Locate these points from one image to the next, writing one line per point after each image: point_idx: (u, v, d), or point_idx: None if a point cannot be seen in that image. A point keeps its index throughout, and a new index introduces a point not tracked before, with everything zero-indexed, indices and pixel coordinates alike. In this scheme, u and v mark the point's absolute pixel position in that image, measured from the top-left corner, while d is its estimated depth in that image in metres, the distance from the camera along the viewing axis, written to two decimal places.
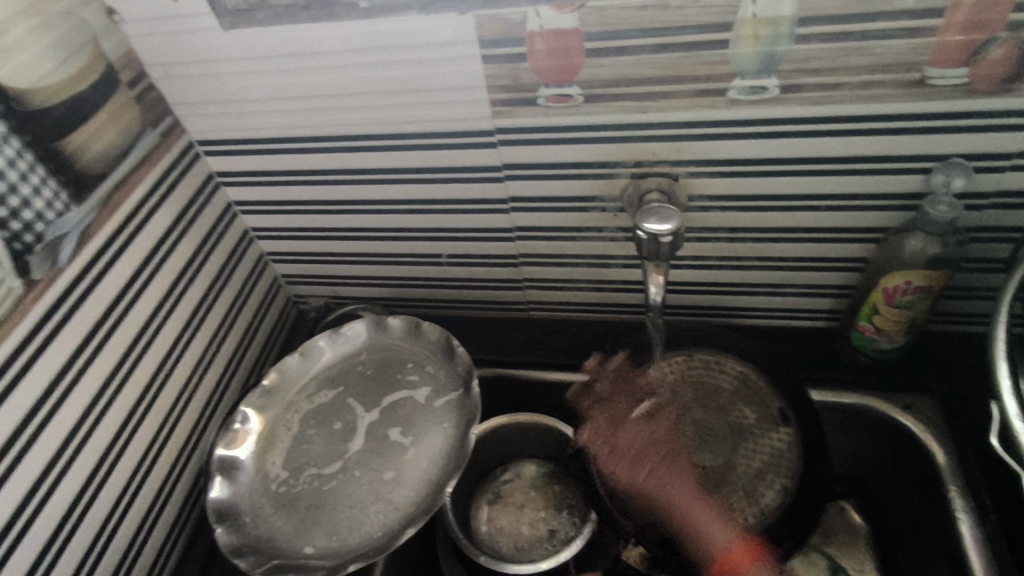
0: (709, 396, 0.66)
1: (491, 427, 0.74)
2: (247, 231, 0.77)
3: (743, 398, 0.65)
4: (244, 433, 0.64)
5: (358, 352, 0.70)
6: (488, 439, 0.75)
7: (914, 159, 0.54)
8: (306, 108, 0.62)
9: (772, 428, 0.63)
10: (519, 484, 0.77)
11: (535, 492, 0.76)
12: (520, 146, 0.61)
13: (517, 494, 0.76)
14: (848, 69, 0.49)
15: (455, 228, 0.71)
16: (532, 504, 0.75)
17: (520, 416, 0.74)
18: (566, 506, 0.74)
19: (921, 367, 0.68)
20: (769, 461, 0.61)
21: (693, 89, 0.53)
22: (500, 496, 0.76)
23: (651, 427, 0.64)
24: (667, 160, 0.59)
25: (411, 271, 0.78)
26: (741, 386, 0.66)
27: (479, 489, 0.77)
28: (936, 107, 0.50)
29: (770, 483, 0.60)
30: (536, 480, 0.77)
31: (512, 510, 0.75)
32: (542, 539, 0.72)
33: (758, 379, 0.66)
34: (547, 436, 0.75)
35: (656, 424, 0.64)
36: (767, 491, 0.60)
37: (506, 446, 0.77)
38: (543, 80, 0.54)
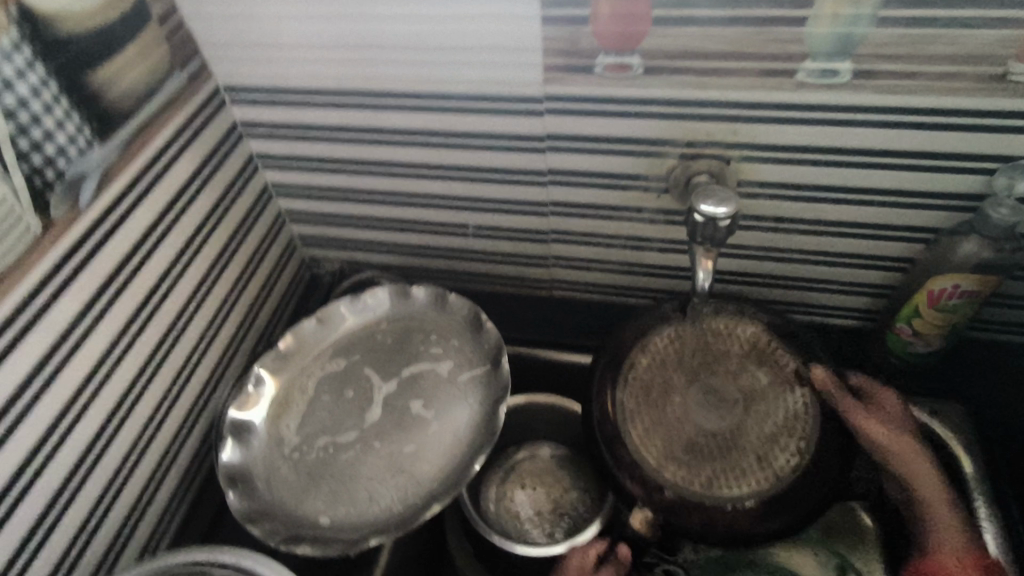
0: (720, 359, 0.61)
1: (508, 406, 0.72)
2: (267, 186, 0.74)
3: (755, 360, 0.60)
4: (256, 395, 0.61)
5: (379, 320, 0.67)
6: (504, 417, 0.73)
7: (978, 159, 0.52)
8: (343, 59, 0.59)
9: (787, 390, 0.59)
10: (533, 468, 0.75)
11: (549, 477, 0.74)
12: (567, 117, 0.58)
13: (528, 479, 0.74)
14: (928, 58, 0.47)
15: (486, 199, 0.68)
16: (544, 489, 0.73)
17: (538, 397, 0.72)
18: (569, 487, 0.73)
19: (953, 373, 0.67)
20: (785, 423, 0.57)
21: (760, 67, 0.50)
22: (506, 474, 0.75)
23: (655, 393, 0.60)
24: (720, 142, 0.56)
25: (434, 241, 0.76)
26: (752, 349, 0.61)
27: (491, 468, 0.75)
28: (1011, 104, 0.48)
29: (785, 447, 0.56)
30: (549, 465, 0.75)
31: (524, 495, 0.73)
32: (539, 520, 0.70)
33: (770, 339, 0.61)
34: (563, 419, 0.73)
35: (661, 392, 0.60)
36: (783, 456, 0.56)
37: (520, 428, 0.76)
38: (603, 47, 0.52)
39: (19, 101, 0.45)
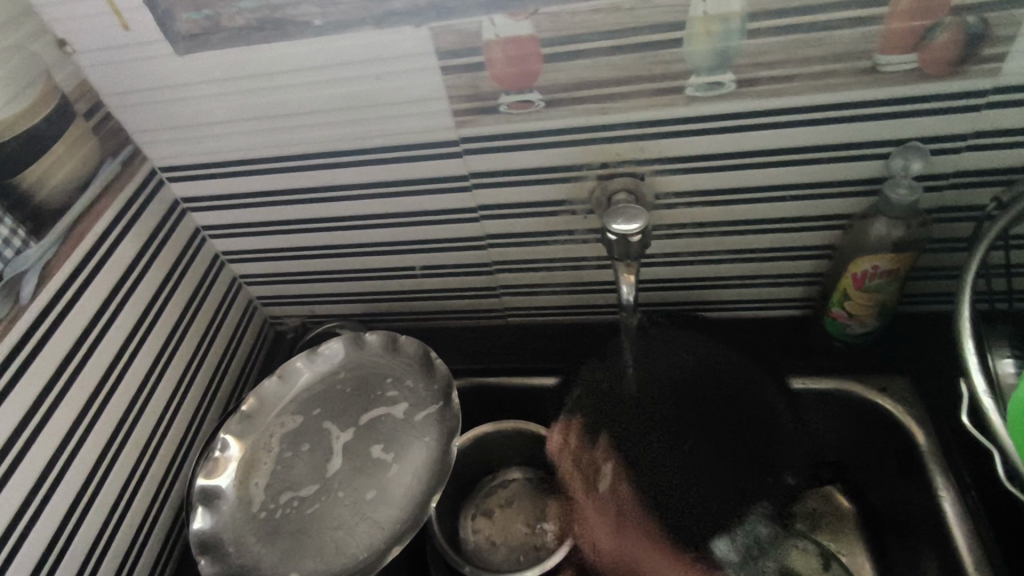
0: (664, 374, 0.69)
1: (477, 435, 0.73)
2: (217, 255, 0.76)
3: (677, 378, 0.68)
4: (224, 460, 0.63)
5: (336, 370, 0.69)
6: (473, 448, 0.74)
7: (873, 145, 0.55)
8: (267, 129, 0.62)
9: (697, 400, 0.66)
10: (506, 496, 0.77)
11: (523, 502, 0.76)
12: (485, 155, 0.61)
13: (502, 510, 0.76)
14: (803, 60, 0.50)
15: (426, 240, 0.71)
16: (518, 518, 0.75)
17: (505, 424, 0.73)
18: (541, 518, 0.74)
19: (898, 347, 0.69)
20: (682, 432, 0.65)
21: (651, 88, 0.53)
22: (489, 500, 0.77)
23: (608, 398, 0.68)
24: (631, 160, 0.59)
25: (385, 285, 0.78)
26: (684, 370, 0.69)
27: (466, 501, 0.77)
28: (889, 93, 0.51)
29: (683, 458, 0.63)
30: (526, 490, 0.77)
31: (500, 523, 0.75)
32: (507, 546, 0.73)
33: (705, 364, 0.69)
34: (531, 444, 0.74)
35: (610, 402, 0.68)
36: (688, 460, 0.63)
37: (493, 459, 0.77)
38: (503, 87, 0.54)
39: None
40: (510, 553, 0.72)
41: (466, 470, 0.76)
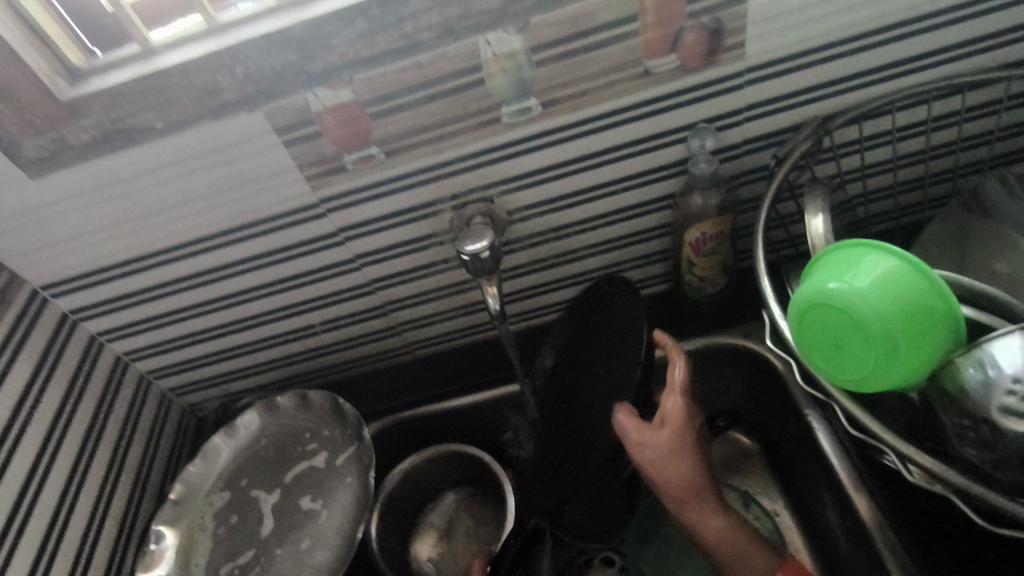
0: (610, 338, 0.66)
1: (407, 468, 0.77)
2: (119, 357, 0.78)
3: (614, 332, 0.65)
4: (160, 551, 0.64)
5: (255, 439, 0.72)
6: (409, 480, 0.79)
7: (672, 133, 0.64)
8: (138, 228, 0.65)
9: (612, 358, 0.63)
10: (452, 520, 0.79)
11: (468, 522, 0.79)
12: (346, 210, 0.66)
13: (449, 534, 0.78)
14: (588, 76, 0.58)
15: (318, 297, 0.75)
16: (466, 543, 0.78)
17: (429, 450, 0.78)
18: (484, 534, 0.78)
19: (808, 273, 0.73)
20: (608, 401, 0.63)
21: (472, 123, 0.60)
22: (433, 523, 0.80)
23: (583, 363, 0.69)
24: (477, 187, 0.66)
25: (291, 349, 0.81)
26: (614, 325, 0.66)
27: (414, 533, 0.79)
28: (666, 89, 0.60)
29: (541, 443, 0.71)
30: (464, 507, 0.80)
31: (446, 547, 0.78)
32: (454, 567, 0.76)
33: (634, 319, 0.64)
34: (460, 462, 0.80)
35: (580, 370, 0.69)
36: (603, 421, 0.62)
37: (430, 485, 0.81)
38: (344, 148, 0.61)
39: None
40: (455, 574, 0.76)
41: (408, 502, 0.78)
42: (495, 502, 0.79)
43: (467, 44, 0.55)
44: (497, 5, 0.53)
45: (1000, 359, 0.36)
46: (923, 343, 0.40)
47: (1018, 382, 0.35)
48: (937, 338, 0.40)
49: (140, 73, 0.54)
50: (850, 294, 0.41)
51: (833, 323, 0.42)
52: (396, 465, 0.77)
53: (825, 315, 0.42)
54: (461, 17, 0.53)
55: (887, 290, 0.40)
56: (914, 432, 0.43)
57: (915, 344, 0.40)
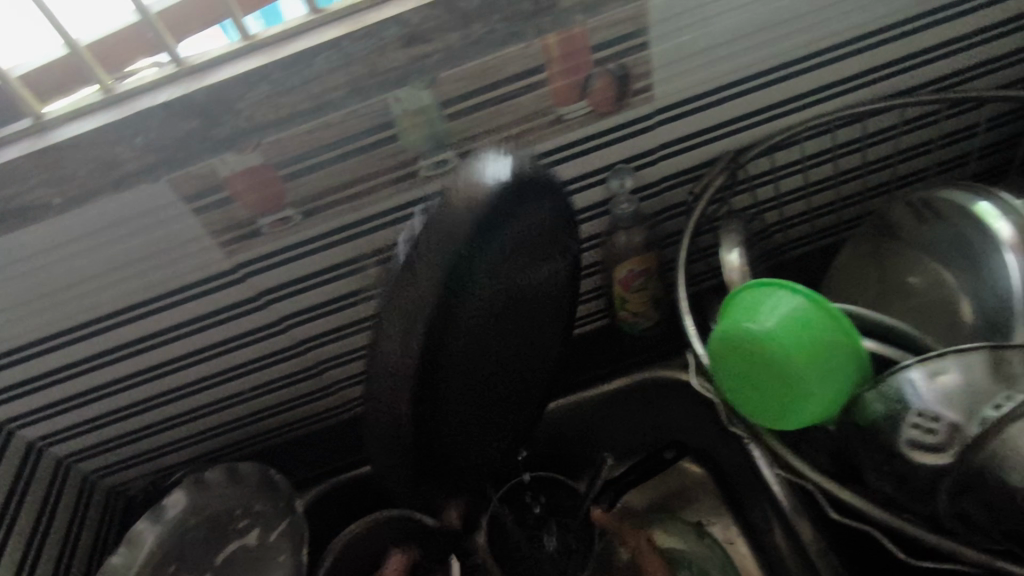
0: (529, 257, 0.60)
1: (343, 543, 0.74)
2: (32, 443, 0.73)
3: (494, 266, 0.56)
4: None
5: (185, 520, 0.68)
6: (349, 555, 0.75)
7: (590, 175, 0.65)
8: (41, 306, 0.61)
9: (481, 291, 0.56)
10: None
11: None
12: (267, 272, 0.64)
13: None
14: (502, 126, 0.59)
15: (245, 363, 0.72)
16: None
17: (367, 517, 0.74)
18: None
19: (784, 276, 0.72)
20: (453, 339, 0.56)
21: (389, 178, 0.60)
22: None
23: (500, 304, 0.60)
24: (401, 240, 0.65)
25: (222, 417, 0.77)
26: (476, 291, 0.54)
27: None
28: (581, 134, 0.61)
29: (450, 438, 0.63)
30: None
31: None
32: None
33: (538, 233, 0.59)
34: (400, 531, 0.76)
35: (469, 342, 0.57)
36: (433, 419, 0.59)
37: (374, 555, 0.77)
38: (258, 211, 0.59)
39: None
40: None
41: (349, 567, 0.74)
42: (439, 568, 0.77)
43: (377, 102, 0.54)
44: (403, 63, 0.53)
45: (906, 393, 0.37)
46: (835, 376, 0.41)
47: (922, 416, 0.37)
48: (847, 370, 0.41)
49: (30, 149, 0.51)
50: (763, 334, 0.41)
51: (759, 371, 0.41)
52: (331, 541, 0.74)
53: (743, 355, 0.42)
54: (368, 76, 0.53)
55: (795, 326, 0.41)
56: (839, 462, 0.42)
57: (826, 377, 0.41)
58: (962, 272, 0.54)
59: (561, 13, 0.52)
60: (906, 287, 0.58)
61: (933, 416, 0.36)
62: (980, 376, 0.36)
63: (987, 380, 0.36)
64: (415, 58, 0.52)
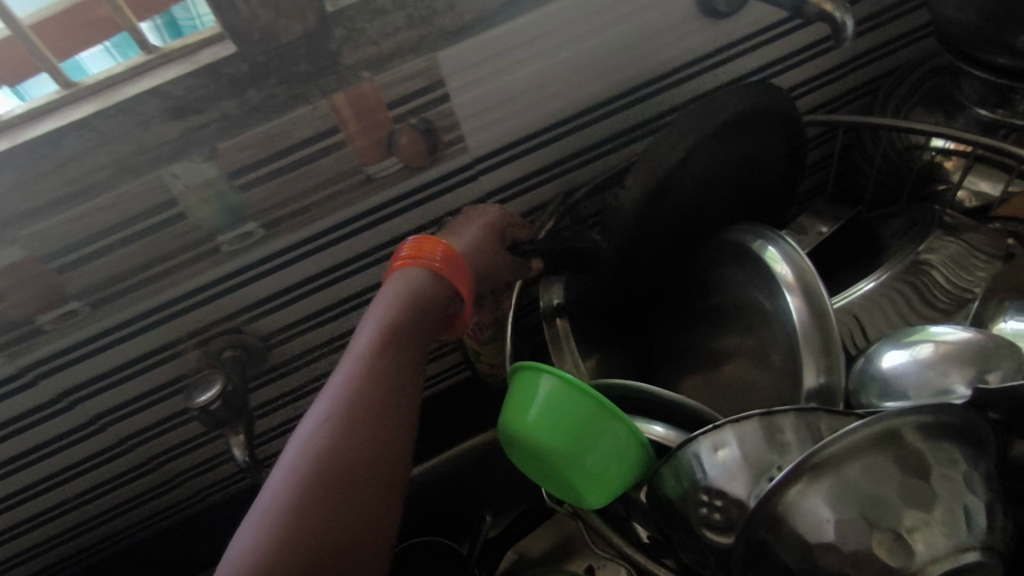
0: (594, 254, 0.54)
1: None
2: None
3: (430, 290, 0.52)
4: None
5: None
6: None
7: (419, 230, 0.61)
8: None
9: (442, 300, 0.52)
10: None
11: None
12: (61, 372, 0.57)
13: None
14: (306, 192, 0.54)
15: (59, 471, 0.64)
16: None
17: None
18: None
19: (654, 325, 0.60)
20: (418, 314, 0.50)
21: (187, 258, 0.54)
22: None
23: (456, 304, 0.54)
24: (219, 319, 0.59)
25: (44, 532, 0.68)
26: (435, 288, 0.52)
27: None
28: (397, 191, 0.58)
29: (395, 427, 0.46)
30: None
31: None
32: None
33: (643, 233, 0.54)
34: None
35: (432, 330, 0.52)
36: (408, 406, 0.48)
37: None
38: (33, 309, 0.52)
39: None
40: None
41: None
42: None
43: (150, 179, 0.49)
44: (173, 136, 0.48)
45: (692, 470, 0.35)
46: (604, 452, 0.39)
47: (706, 494, 0.35)
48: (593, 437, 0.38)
49: None
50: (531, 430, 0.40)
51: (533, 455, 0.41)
52: None
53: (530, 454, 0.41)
54: (134, 153, 0.47)
55: (552, 415, 0.39)
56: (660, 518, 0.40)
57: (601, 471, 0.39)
58: (772, 300, 0.49)
59: (346, 71, 0.49)
60: (744, 316, 0.51)
61: (716, 495, 0.35)
62: (755, 446, 0.34)
63: (763, 449, 0.34)
64: (187, 130, 0.48)
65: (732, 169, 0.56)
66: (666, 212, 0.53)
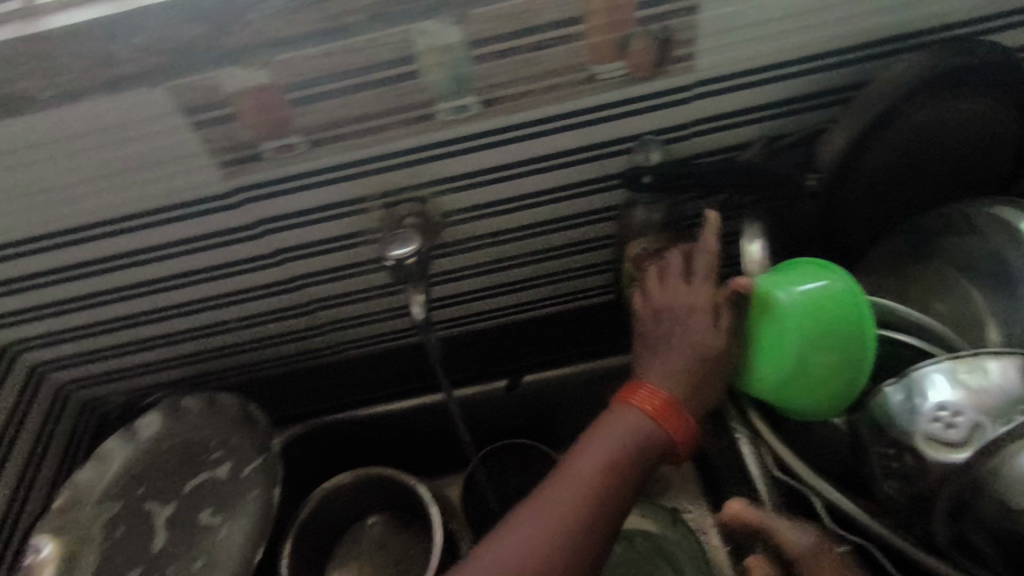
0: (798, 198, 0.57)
1: (336, 488, 0.71)
2: (9, 347, 0.71)
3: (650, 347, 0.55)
4: (42, 563, 0.60)
5: (157, 443, 0.66)
6: (326, 508, 0.72)
7: (616, 142, 0.61)
8: (25, 206, 0.58)
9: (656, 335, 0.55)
10: (374, 539, 0.76)
11: (390, 541, 0.76)
12: (266, 201, 0.61)
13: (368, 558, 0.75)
14: (531, 78, 0.55)
15: (232, 293, 0.69)
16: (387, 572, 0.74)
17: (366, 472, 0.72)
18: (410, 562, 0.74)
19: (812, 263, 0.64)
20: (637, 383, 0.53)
21: (404, 117, 0.56)
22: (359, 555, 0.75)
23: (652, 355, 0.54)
24: (411, 185, 0.62)
25: (207, 345, 0.74)
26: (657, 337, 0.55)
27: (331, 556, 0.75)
28: (612, 97, 0.57)
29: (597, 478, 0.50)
30: (390, 533, 0.76)
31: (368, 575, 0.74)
32: None
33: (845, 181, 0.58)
34: (388, 490, 0.73)
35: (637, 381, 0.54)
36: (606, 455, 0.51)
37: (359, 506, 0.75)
38: (260, 135, 0.55)
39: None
40: None
41: (332, 523, 0.74)
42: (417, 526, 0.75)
43: (398, 33, 0.50)
44: None
45: (927, 391, 0.44)
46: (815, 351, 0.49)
47: (943, 411, 0.43)
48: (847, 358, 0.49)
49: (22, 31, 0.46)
50: (780, 318, 0.50)
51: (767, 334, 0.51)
52: (323, 482, 0.71)
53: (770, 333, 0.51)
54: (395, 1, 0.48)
55: (818, 308, 0.49)
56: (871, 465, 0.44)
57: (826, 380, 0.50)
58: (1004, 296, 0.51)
59: None
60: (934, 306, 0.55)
61: (954, 411, 0.43)
62: (999, 396, 0.43)
63: (1004, 403, 0.43)
64: None
65: (943, 134, 0.57)
66: (869, 163, 0.57)
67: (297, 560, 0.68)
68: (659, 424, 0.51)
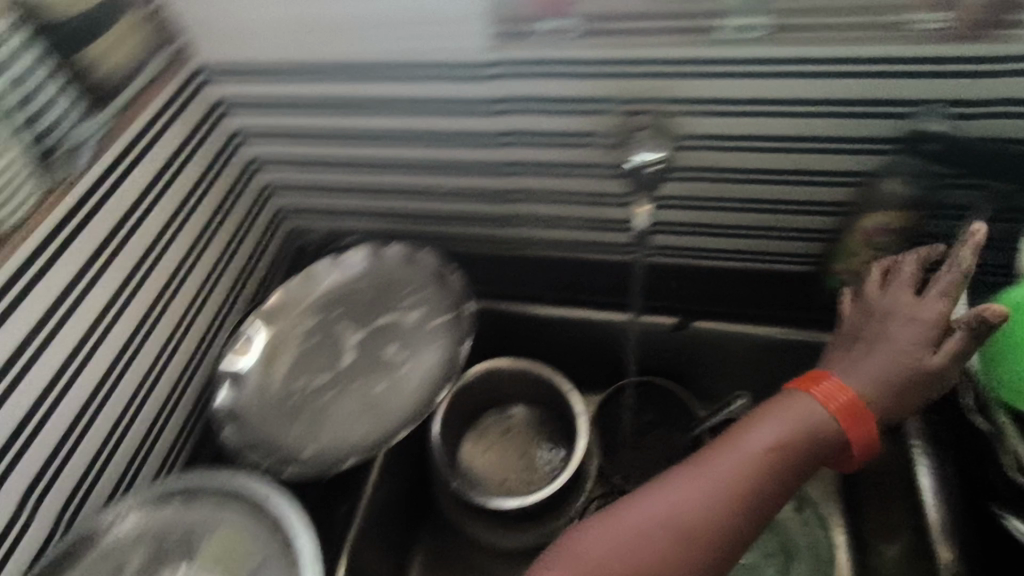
0: None
1: (492, 368, 0.76)
2: (253, 161, 0.77)
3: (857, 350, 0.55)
4: (247, 343, 0.69)
5: (359, 277, 0.75)
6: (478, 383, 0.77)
7: (893, 104, 0.57)
8: (313, 32, 0.63)
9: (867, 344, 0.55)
10: (508, 426, 0.80)
11: (522, 433, 0.79)
12: (522, 80, 0.62)
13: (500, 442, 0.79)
14: (835, 11, 0.52)
15: (452, 162, 0.72)
16: (514, 460, 0.78)
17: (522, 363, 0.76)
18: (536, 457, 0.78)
19: None
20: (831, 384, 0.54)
21: (687, 25, 0.55)
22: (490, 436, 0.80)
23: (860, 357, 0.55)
24: (661, 97, 0.60)
25: (411, 207, 0.79)
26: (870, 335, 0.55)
27: (469, 428, 0.80)
28: (912, 51, 0.53)
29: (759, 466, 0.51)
30: (521, 427, 0.80)
31: (495, 457, 0.79)
32: (500, 481, 0.77)
33: None
34: (534, 385, 0.77)
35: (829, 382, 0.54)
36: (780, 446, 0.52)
37: (500, 391, 0.79)
38: (543, 12, 0.57)
39: (1, 87, 0.50)
40: (498, 487, 0.76)
41: (479, 398, 0.79)
42: (552, 428, 0.79)
43: None
44: None
45: None
46: None
47: None
48: None
49: None
50: None
51: None
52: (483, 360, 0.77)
53: None
54: None
55: None
56: None
57: None
58: None
59: None
60: None
61: None
62: None
63: None
64: None
65: None
66: None
67: (447, 418, 0.75)
68: (839, 424, 0.50)
